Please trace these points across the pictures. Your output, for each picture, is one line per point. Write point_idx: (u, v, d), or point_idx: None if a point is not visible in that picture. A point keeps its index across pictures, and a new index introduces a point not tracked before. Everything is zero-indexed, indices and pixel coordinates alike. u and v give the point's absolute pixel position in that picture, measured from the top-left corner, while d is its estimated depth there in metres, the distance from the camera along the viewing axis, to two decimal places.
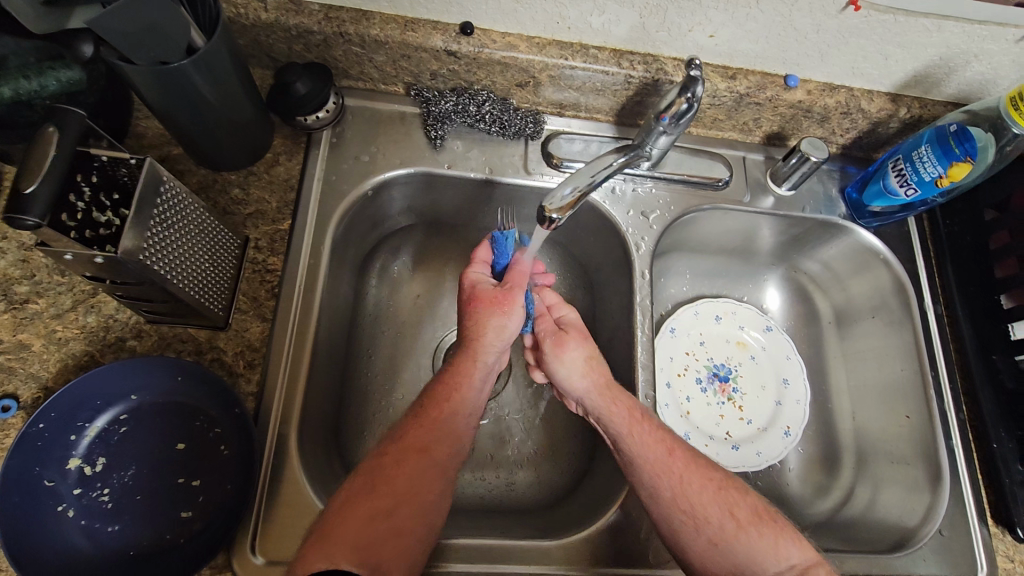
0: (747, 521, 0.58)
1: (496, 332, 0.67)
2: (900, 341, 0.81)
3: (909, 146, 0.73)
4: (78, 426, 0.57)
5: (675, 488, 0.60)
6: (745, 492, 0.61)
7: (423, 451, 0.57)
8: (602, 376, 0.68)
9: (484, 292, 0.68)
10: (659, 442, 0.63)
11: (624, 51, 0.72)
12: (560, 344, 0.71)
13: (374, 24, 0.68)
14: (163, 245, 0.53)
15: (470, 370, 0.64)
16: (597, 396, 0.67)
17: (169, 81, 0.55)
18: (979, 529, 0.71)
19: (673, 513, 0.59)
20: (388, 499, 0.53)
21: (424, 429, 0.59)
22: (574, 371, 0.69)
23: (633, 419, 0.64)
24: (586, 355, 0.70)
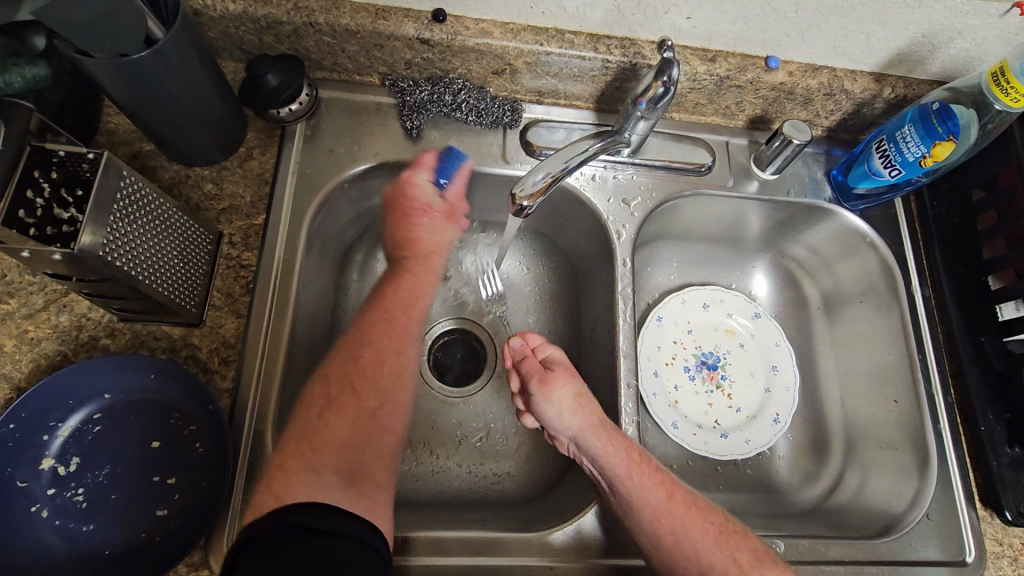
0: (749, 566, 0.60)
1: (441, 245, 0.76)
2: (889, 324, 0.80)
3: (893, 126, 0.72)
4: (50, 426, 0.57)
5: (676, 534, 0.61)
6: (743, 533, 0.62)
7: (392, 357, 0.66)
8: (594, 414, 0.66)
9: (436, 207, 0.75)
10: (658, 487, 0.62)
11: (601, 36, 0.71)
12: (549, 384, 0.68)
13: (344, 13, 0.67)
14: (127, 241, 0.52)
15: (426, 279, 0.74)
16: (591, 439, 0.64)
17: (129, 74, 0.53)
18: (968, 513, 0.71)
19: (676, 559, 0.60)
20: (369, 402, 0.63)
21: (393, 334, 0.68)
22: (564, 412, 0.66)
23: (631, 462, 0.63)
24: (578, 393, 0.67)
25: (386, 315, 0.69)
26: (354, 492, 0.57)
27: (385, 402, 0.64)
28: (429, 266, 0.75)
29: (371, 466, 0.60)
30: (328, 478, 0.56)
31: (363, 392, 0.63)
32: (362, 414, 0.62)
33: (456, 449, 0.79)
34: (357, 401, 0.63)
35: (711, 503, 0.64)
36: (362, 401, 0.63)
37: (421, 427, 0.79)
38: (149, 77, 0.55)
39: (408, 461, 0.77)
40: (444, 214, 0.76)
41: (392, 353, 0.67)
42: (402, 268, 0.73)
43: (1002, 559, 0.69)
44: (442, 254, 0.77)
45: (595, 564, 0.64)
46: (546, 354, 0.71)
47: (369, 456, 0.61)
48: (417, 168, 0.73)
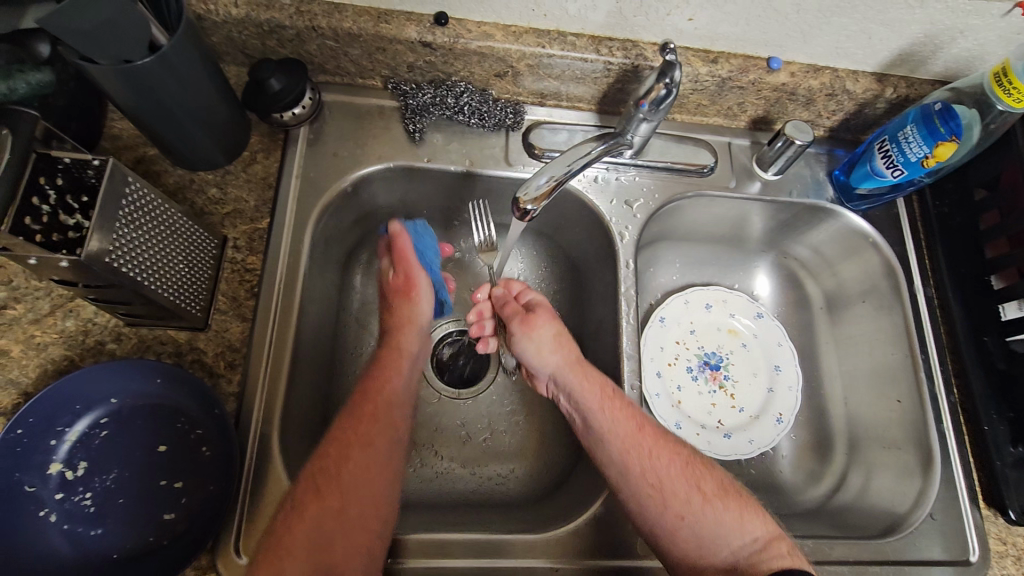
0: (713, 495, 0.61)
1: (409, 324, 0.70)
2: (891, 324, 0.80)
3: (895, 126, 0.72)
4: (57, 431, 0.57)
5: (642, 463, 0.62)
6: (711, 467, 0.64)
7: (366, 445, 0.60)
8: (570, 352, 0.68)
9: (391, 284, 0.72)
10: (630, 419, 0.64)
11: (603, 38, 0.71)
12: (530, 322, 0.69)
13: (347, 17, 0.67)
14: (132, 247, 0.52)
15: (394, 365, 0.67)
16: (569, 374, 0.66)
17: (134, 81, 0.54)
18: (971, 512, 0.71)
19: (641, 487, 0.61)
20: (337, 500, 0.57)
21: (364, 425, 0.61)
22: (542, 351, 0.68)
23: (604, 395, 0.65)
24: (557, 331, 0.69)
25: (355, 409, 0.62)
26: None
27: (362, 489, 0.58)
28: (398, 347, 0.68)
29: (344, 560, 0.54)
30: None
31: (331, 483, 0.57)
32: (327, 512, 0.56)
33: (460, 451, 0.79)
34: (325, 501, 0.56)
35: (682, 441, 0.66)
36: (326, 500, 0.56)
37: (425, 429, 0.80)
38: (153, 82, 0.55)
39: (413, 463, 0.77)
40: (398, 289, 0.71)
41: (358, 441, 0.60)
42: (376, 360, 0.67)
43: (1006, 558, 0.69)
44: (410, 334, 0.70)
45: (599, 565, 0.64)
46: (528, 298, 0.73)
47: (342, 552, 0.55)
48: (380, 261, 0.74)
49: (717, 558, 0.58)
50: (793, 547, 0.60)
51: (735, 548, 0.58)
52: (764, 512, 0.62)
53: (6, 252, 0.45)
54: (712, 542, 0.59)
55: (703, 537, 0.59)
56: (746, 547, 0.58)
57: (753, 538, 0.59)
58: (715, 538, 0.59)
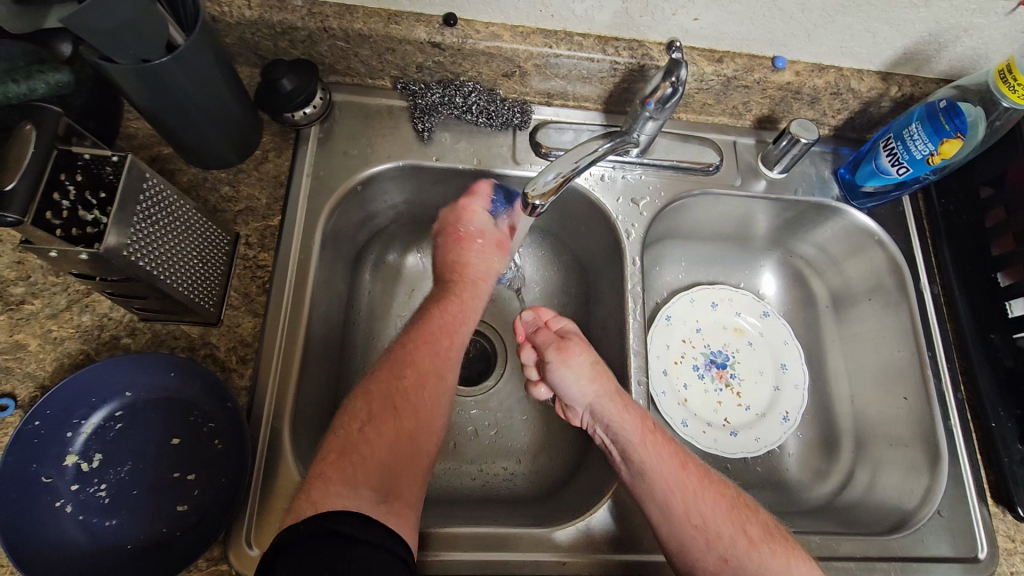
0: (759, 539, 0.60)
1: (491, 274, 0.75)
2: (897, 322, 0.80)
3: (900, 124, 0.73)
4: (74, 424, 0.58)
5: (687, 504, 0.61)
6: (756, 509, 0.63)
7: (439, 377, 0.62)
8: (611, 381, 0.69)
9: (487, 235, 0.76)
10: (672, 459, 0.63)
11: (609, 38, 0.72)
12: (565, 350, 0.71)
13: (357, 18, 0.68)
14: (149, 242, 0.53)
15: (471, 309, 0.71)
16: (610, 406, 0.66)
17: (150, 80, 0.55)
18: (980, 509, 0.71)
19: (685, 529, 0.60)
20: (409, 422, 0.58)
21: (436, 355, 0.63)
22: (581, 380, 0.68)
23: (646, 432, 0.65)
24: (595, 360, 0.70)
25: (429, 335, 0.64)
26: (389, 509, 0.52)
27: (428, 416, 0.60)
28: (476, 290, 0.73)
29: (407, 487, 0.55)
30: (366, 494, 0.51)
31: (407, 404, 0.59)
32: (402, 434, 0.57)
33: (467, 447, 0.80)
34: (401, 419, 0.58)
35: (723, 477, 0.65)
36: (403, 420, 0.58)
37: None
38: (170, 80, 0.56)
39: None
40: (496, 242, 0.76)
41: (435, 371, 0.62)
42: (450, 292, 0.71)
43: (1015, 555, 0.69)
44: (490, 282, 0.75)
45: (607, 560, 0.65)
46: (558, 326, 0.75)
47: (406, 478, 0.55)
48: (476, 199, 0.75)
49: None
50: None
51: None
52: (810, 559, 0.60)
53: (27, 244, 0.46)
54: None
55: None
56: None
57: None
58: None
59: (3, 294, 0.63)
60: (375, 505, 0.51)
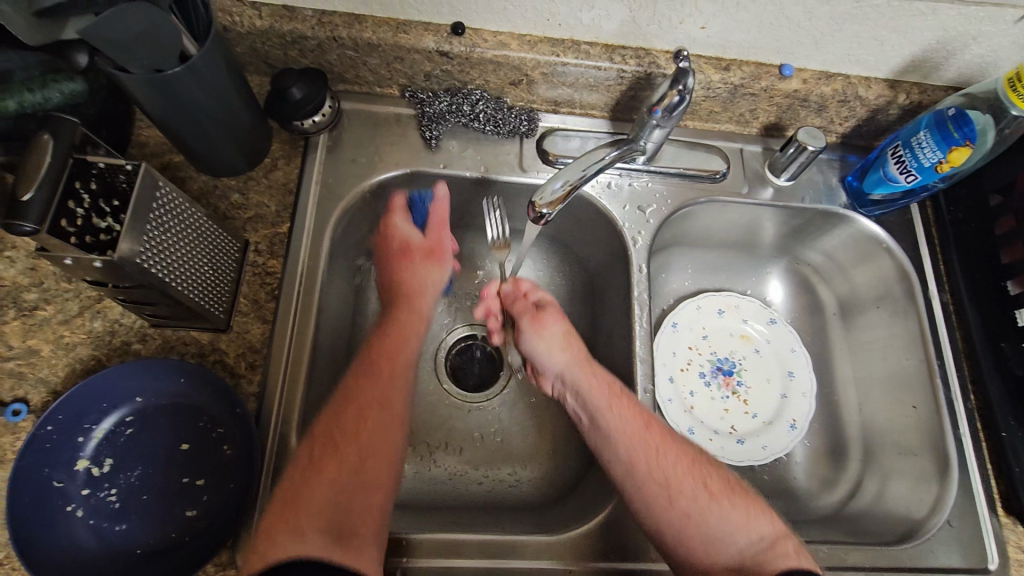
0: (719, 492, 0.62)
1: (434, 287, 0.74)
2: (906, 331, 0.80)
3: (908, 132, 0.72)
4: (85, 429, 0.59)
5: (650, 461, 0.63)
6: (716, 466, 0.65)
7: (384, 405, 0.63)
8: (577, 346, 0.72)
9: (415, 246, 0.74)
10: (637, 417, 0.66)
11: (616, 46, 0.73)
12: (539, 320, 0.74)
13: (366, 28, 0.69)
14: (161, 249, 0.54)
15: (414, 320, 0.70)
16: (579, 369, 0.70)
17: (164, 89, 0.56)
18: (989, 519, 0.70)
19: (648, 485, 0.62)
20: (355, 456, 0.59)
21: (379, 385, 0.64)
22: (553, 346, 0.72)
23: (611, 392, 0.67)
24: (566, 329, 0.73)
25: (370, 368, 0.65)
26: (341, 547, 0.53)
27: (374, 449, 0.61)
28: (417, 301, 0.72)
29: (363, 524, 0.56)
30: (313, 538, 0.53)
31: (349, 449, 0.59)
32: (348, 469, 0.58)
33: (473, 454, 0.80)
34: (346, 456, 0.59)
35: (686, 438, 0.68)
36: (348, 457, 0.59)
37: (439, 433, 0.81)
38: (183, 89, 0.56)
39: (427, 465, 0.78)
40: (430, 253, 0.74)
41: (377, 402, 0.63)
42: (390, 312, 0.70)
43: None
44: (427, 299, 0.73)
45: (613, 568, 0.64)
46: (536, 294, 0.77)
47: (359, 511, 0.57)
48: (395, 216, 0.74)
49: (725, 555, 0.59)
50: (800, 547, 0.60)
51: (740, 547, 0.59)
52: (769, 511, 0.63)
53: (43, 252, 0.47)
54: (718, 540, 0.60)
55: (707, 533, 0.60)
56: (752, 545, 0.59)
57: (758, 535, 0.60)
58: (721, 535, 0.60)
59: (16, 300, 0.64)
60: (325, 545, 0.52)
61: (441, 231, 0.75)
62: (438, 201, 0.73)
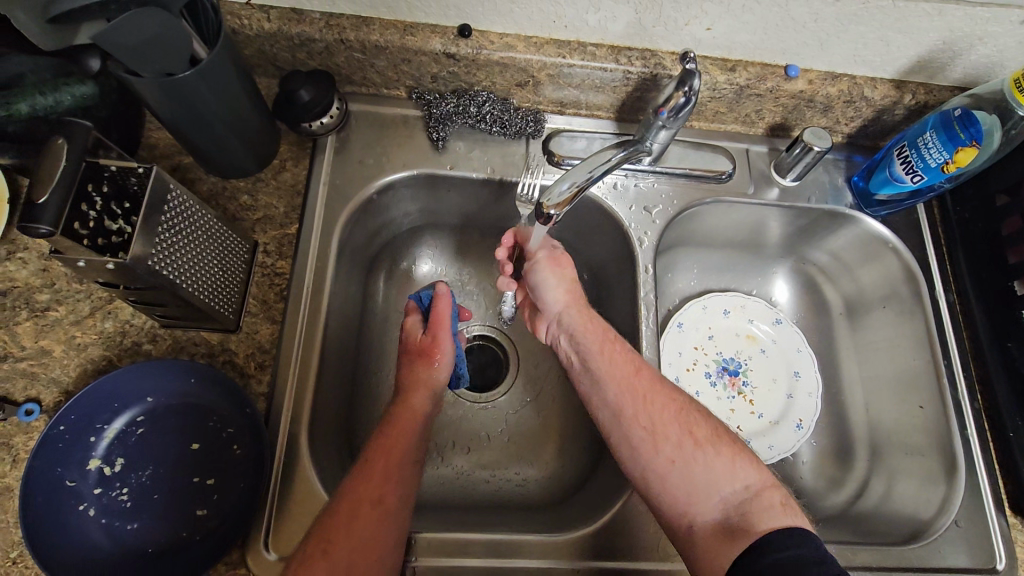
0: (705, 441, 0.61)
1: (426, 381, 0.71)
2: (913, 331, 0.80)
3: (914, 132, 0.72)
4: (97, 429, 0.59)
5: (637, 407, 0.64)
6: (708, 416, 0.64)
7: (376, 505, 0.58)
8: (579, 291, 0.75)
9: (414, 345, 0.73)
10: (629, 365, 0.67)
11: (623, 48, 0.73)
12: (553, 260, 0.76)
13: (374, 30, 0.70)
14: (171, 251, 0.54)
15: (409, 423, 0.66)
16: (577, 315, 0.72)
17: (173, 92, 0.56)
18: (997, 518, 0.70)
19: (634, 430, 0.64)
20: (345, 557, 0.54)
21: (372, 484, 0.59)
22: (558, 288, 0.74)
23: (607, 339, 0.69)
24: (571, 273, 0.76)
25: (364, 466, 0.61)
26: None
27: (368, 553, 0.56)
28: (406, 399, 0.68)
29: None
30: None
31: (347, 521, 0.56)
32: (337, 573, 0.53)
33: (480, 454, 0.80)
34: (335, 559, 0.54)
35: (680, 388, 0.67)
36: (337, 560, 0.54)
37: (446, 432, 0.81)
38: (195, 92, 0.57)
39: (434, 464, 0.79)
40: (423, 352, 0.72)
41: (369, 499, 0.58)
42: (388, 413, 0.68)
43: None
44: (422, 395, 0.69)
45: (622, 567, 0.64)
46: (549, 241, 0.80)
47: None
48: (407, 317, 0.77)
49: (708, 506, 0.58)
50: (789, 499, 0.58)
51: (723, 497, 0.58)
52: (759, 463, 0.61)
53: (57, 254, 0.47)
54: (702, 489, 0.59)
55: (691, 482, 0.59)
56: (736, 495, 0.58)
57: (743, 485, 0.58)
58: (706, 483, 0.59)
59: (28, 300, 0.64)
60: None
61: (441, 324, 0.73)
62: (438, 296, 0.74)
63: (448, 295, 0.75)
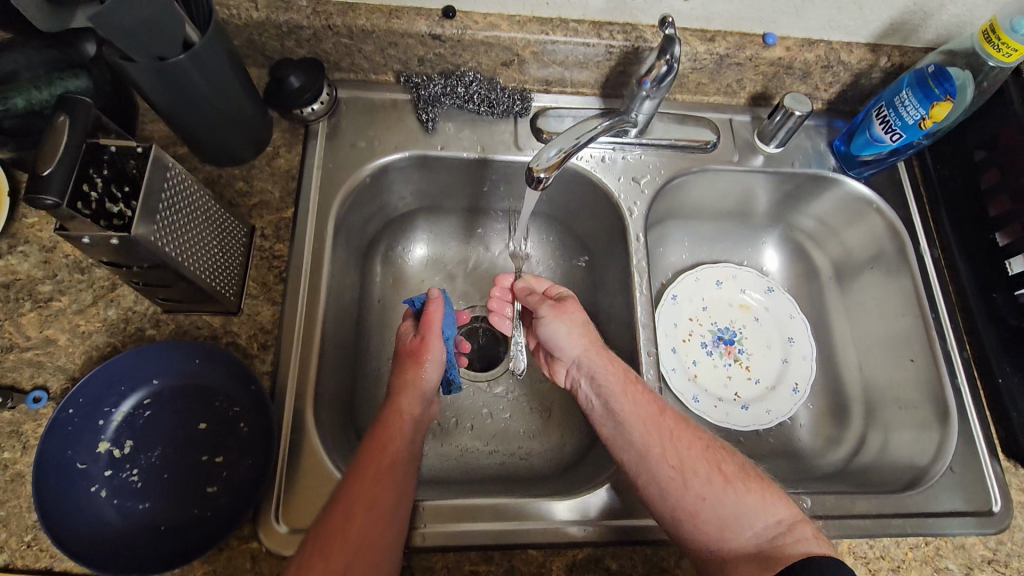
0: (734, 476, 0.60)
1: (414, 385, 0.68)
2: (900, 288, 0.81)
3: (891, 92, 0.74)
4: (105, 412, 0.60)
5: (664, 445, 0.62)
6: (731, 451, 0.64)
7: (371, 505, 0.55)
8: (594, 334, 0.72)
9: (405, 349, 0.72)
10: (652, 404, 0.65)
11: (604, 23, 0.75)
12: (560, 307, 0.73)
13: (360, 15, 0.71)
14: (173, 230, 0.55)
15: (399, 437, 0.62)
16: (592, 361, 0.69)
17: (166, 77, 0.57)
18: (991, 463, 0.72)
19: (662, 470, 0.61)
20: (342, 560, 0.51)
21: (368, 485, 0.56)
22: (570, 333, 0.71)
23: (626, 381, 0.67)
24: (583, 317, 0.73)
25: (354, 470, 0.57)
26: None
27: (366, 556, 0.52)
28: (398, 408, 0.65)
29: None
30: None
31: (347, 510, 0.54)
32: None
33: (483, 429, 0.81)
34: (331, 565, 0.50)
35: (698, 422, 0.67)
36: (332, 562, 0.51)
37: (449, 410, 0.82)
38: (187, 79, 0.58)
39: (439, 440, 0.80)
40: (412, 357, 0.70)
41: (364, 500, 0.55)
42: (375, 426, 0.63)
43: None
44: (411, 396, 0.67)
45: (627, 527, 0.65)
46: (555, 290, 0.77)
47: None
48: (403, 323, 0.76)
49: (740, 539, 0.57)
50: (818, 531, 0.58)
51: (756, 531, 0.57)
52: (785, 496, 0.61)
53: (63, 233, 0.48)
54: (733, 524, 0.58)
55: (721, 516, 0.58)
56: (770, 530, 0.57)
57: (776, 520, 0.57)
58: (738, 518, 0.58)
59: (31, 292, 0.65)
60: None
61: (430, 327, 0.72)
62: (431, 301, 0.73)
63: (439, 301, 0.73)
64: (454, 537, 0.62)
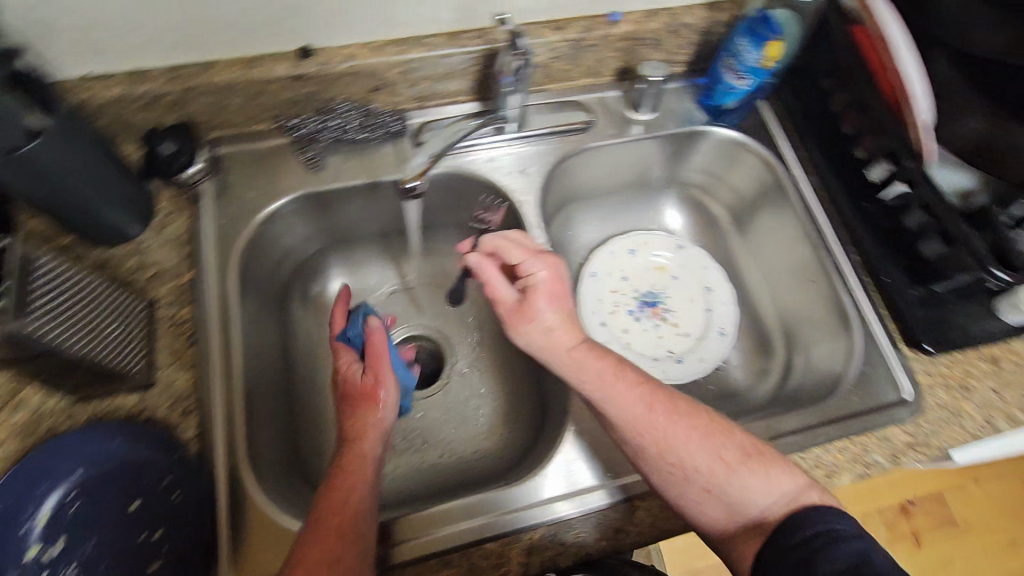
0: (737, 461, 0.60)
1: (377, 428, 0.63)
2: (789, 218, 0.87)
3: (729, 42, 0.81)
4: (26, 517, 0.56)
5: (659, 445, 0.61)
6: (734, 430, 0.63)
7: (335, 563, 0.52)
8: (575, 337, 0.68)
9: (353, 388, 0.66)
10: (643, 402, 0.63)
11: (458, 33, 0.78)
12: (526, 310, 0.69)
13: (219, 71, 0.73)
14: (56, 313, 0.55)
15: (361, 486, 0.58)
16: (572, 366, 0.66)
17: (23, 166, 0.56)
18: (895, 355, 0.75)
19: (662, 468, 0.60)
20: None
21: (326, 547, 0.53)
22: (544, 337, 0.68)
23: (613, 385, 0.64)
24: (556, 312, 0.69)
25: (314, 527, 0.55)
26: None
27: None
28: (356, 458, 0.60)
29: None
30: None
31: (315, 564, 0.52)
32: None
33: (432, 444, 0.82)
34: None
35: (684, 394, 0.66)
36: None
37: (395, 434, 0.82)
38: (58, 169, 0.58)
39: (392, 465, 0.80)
40: (363, 397, 0.64)
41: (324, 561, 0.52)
42: (330, 475, 0.60)
43: (936, 387, 0.73)
44: (373, 440, 0.62)
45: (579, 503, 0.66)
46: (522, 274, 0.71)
47: None
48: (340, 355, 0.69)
49: (752, 517, 0.59)
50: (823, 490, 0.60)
51: (765, 508, 0.58)
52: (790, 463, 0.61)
53: None
54: (744, 504, 0.59)
55: (725, 499, 0.59)
56: (779, 501, 0.58)
57: (787, 495, 0.58)
58: (749, 500, 0.59)
59: None
60: None
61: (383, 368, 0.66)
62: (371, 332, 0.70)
63: (381, 332, 0.69)
64: (426, 546, 0.62)
